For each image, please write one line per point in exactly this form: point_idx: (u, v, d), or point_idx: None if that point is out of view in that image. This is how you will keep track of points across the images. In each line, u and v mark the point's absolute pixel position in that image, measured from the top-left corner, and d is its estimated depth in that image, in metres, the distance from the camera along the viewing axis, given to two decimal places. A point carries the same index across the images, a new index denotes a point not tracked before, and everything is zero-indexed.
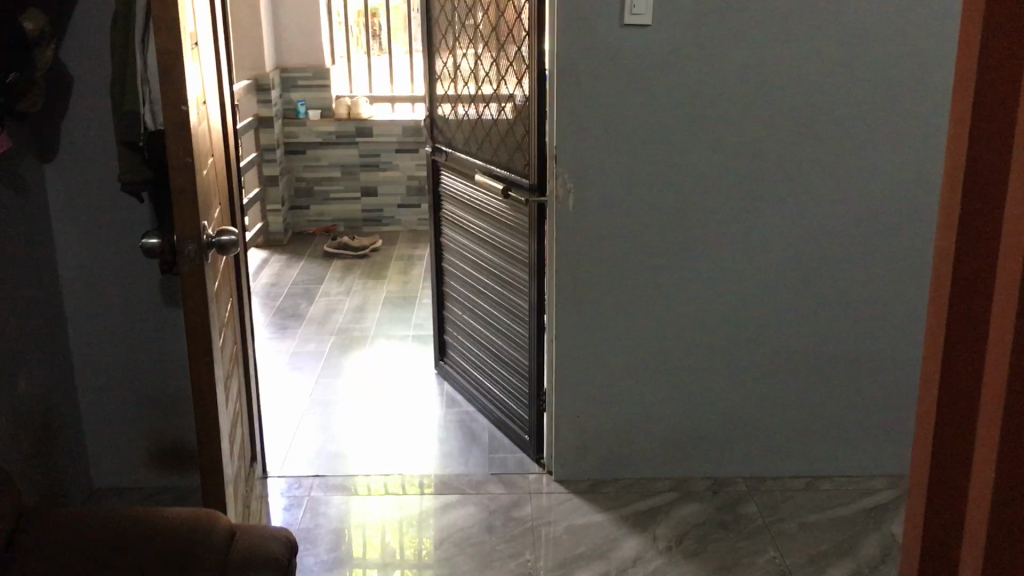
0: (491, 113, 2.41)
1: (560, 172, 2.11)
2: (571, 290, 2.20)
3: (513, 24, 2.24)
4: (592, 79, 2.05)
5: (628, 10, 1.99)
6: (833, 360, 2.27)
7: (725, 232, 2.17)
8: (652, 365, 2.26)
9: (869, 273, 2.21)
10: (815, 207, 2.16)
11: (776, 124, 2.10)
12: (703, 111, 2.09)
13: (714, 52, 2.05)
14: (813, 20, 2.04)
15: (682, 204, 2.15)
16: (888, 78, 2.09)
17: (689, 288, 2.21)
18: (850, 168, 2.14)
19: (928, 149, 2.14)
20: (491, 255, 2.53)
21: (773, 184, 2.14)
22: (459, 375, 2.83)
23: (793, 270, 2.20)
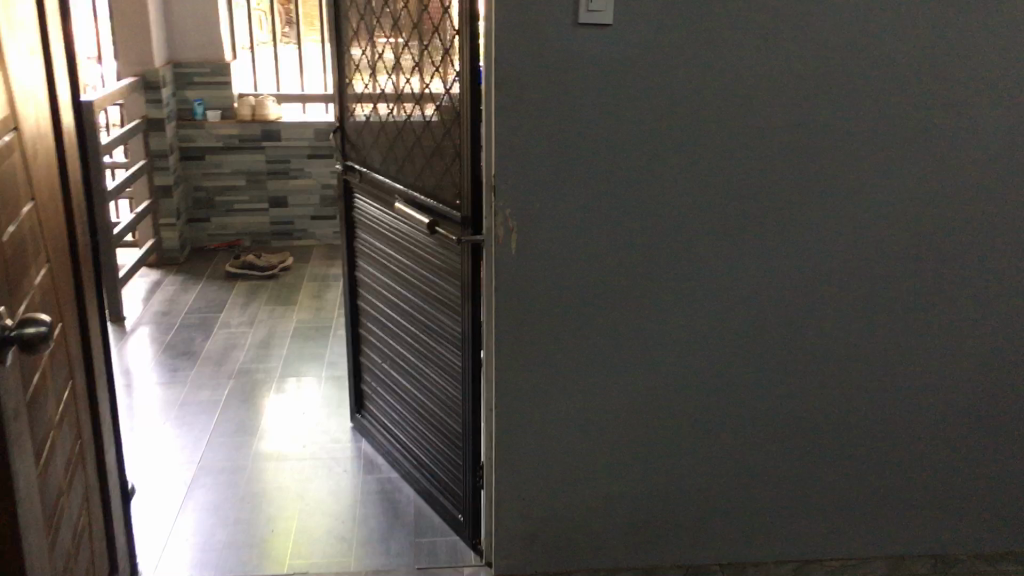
0: (415, 128, 1.98)
1: (500, 207, 1.70)
2: (516, 351, 1.79)
3: (441, 21, 1.82)
4: (540, 91, 1.64)
5: (583, 6, 1.58)
6: (829, 425, 1.91)
7: (704, 280, 1.79)
8: (617, 436, 1.87)
9: (874, 325, 1.85)
10: (812, 248, 1.79)
11: (766, 149, 1.72)
12: (678, 131, 1.69)
13: (693, 58, 1.65)
14: (814, 18, 1.64)
15: (654, 245, 1.75)
16: (903, 91, 1.71)
17: (656, 347, 1.82)
18: (854, 199, 1.77)
19: (947, 176, 1.77)
20: (415, 298, 2.10)
21: (761, 220, 1.76)
22: (379, 433, 2.40)
23: (785, 323, 1.83)
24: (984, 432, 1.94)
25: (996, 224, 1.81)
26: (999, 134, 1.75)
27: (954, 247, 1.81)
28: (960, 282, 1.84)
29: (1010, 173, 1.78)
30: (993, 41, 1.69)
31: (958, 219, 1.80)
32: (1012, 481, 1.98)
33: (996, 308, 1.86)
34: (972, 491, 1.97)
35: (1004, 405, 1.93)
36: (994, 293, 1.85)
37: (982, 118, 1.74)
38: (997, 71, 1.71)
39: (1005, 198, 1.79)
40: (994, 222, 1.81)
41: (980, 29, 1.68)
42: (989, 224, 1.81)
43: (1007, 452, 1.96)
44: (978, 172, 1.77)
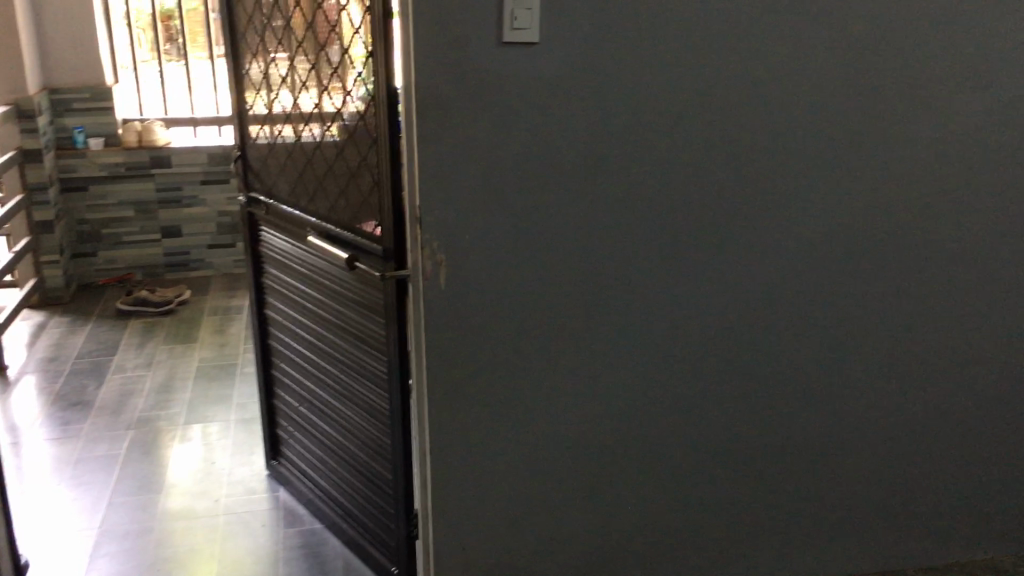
0: (326, 157, 1.85)
1: (427, 242, 1.58)
2: (450, 392, 1.68)
3: (350, 42, 1.69)
4: (466, 115, 1.53)
5: (507, 24, 1.48)
6: (770, 439, 1.88)
7: (645, 306, 1.71)
8: (560, 471, 1.78)
9: (815, 341, 1.82)
10: (752, 267, 1.73)
11: (702, 169, 1.65)
12: (613, 152, 1.61)
13: (625, 75, 1.57)
14: (747, 31, 1.58)
15: (593, 272, 1.67)
16: (836, 105, 1.66)
17: (596, 380, 1.73)
18: (793, 216, 1.71)
19: (884, 188, 1.73)
20: (333, 338, 1.95)
21: (701, 240, 1.69)
22: (298, 481, 2.24)
23: (726, 343, 1.78)
24: (920, 432, 1.95)
25: (933, 234, 1.78)
26: (933, 144, 1.72)
27: (892, 258, 1.79)
28: (897, 292, 1.82)
29: (945, 183, 1.75)
30: (924, 51, 1.65)
31: (896, 230, 1.77)
32: (943, 477, 2.01)
33: (932, 316, 1.85)
34: (901, 496, 2.00)
35: (938, 406, 1.94)
36: (931, 301, 1.84)
37: (916, 128, 1.71)
38: (929, 80, 1.68)
39: (941, 207, 1.77)
40: (930, 232, 1.78)
41: (912, 39, 1.64)
42: (926, 234, 1.78)
43: (940, 450, 1.98)
44: (914, 183, 1.74)
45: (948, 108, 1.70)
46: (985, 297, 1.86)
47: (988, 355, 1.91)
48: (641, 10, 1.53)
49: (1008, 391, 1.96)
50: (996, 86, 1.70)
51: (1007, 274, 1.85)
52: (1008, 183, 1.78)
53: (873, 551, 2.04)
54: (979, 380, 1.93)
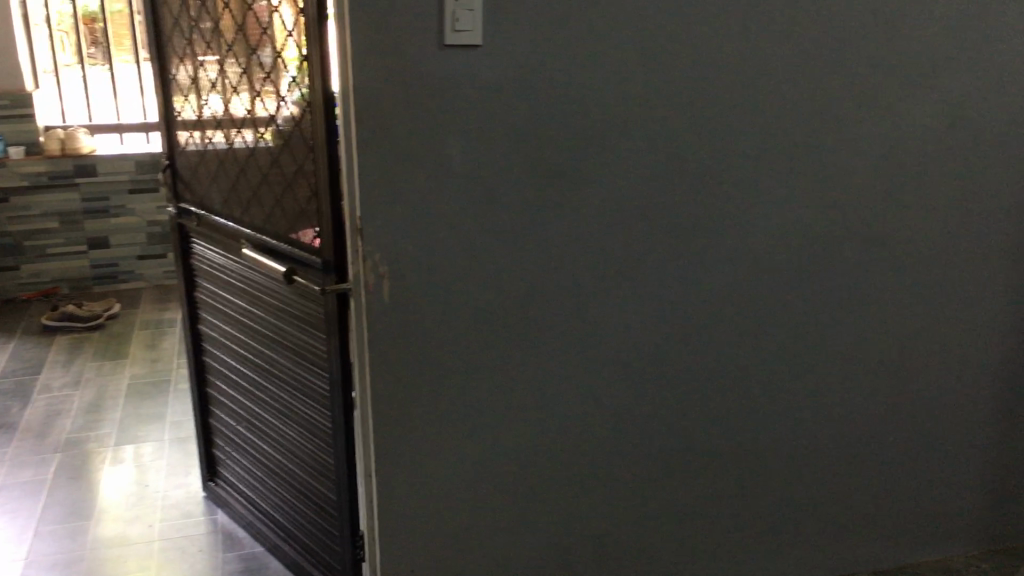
0: (260, 165, 1.77)
1: (368, 253, 1.52)
2: (398, 408, 1.61)
3: (283, 45, 1.62)
4: (409, 120, 1.47)
5: (449, 25, 1.42)
6: (724, 449, 1.85)
7: (596, 313, 1.67)
8: (512, 484, 1.73)
9: (766, 344, 1.80)
10: (704, 272, 1.70)
11: (650, 173, 1.61)
12: (562, 157, 1.56)
13: (572, 77, 1.52)
14: (694, 31, 1.55)
15: (544, 281, 1.62)
16: (783, 107, 1.64)
17: (546, 390, 1.69)
18: (742, 218, 1.70)
19: (831, 187, 1.73)
20: (272, 355, 1.87)
21: (651, 246, 1.66)
22: (236, 502, 2.15)
23: (679, 350, 1.75)
24: (872, 437, 1.94)
25: (880, 233, 1.78)
26: (877, 142, 1.73)
27: (840, 258, 1.78)
28: (847, 293, 1.81)
29: (889, 181, 1.76)
30: (866, 48, 1.66)
31: (844, 229, 1.76)
32: (894, 478, 2.00)
33: (880, 314, 1.85)
34: (851, 496, 2.00)
35: (888, 409, 1.93)
36: (878, 301, 1.84)
37: (859, 129, 1.70)
38: (872, 77, 1.68)
39: (888, 206, 1.77)
40: (878, 231, 1.78)
41: (854, 36, 1.64)
42: (873, 233, 1.78)
43: (890, 451, 1.98)
44: (861, 181, 1.74)
45: (891, 106, 1.71)
46: (931, 295, 1.86)
47: (934, 353, 1.92)
48: (587, 10, 1.49)
49: (954, 389, 1.96)
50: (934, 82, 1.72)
51: (952, 271, 1.86)
52: (949, 178, 1.79)
53: (827, 554, 2.04)
54: (928, 381, 1.93)
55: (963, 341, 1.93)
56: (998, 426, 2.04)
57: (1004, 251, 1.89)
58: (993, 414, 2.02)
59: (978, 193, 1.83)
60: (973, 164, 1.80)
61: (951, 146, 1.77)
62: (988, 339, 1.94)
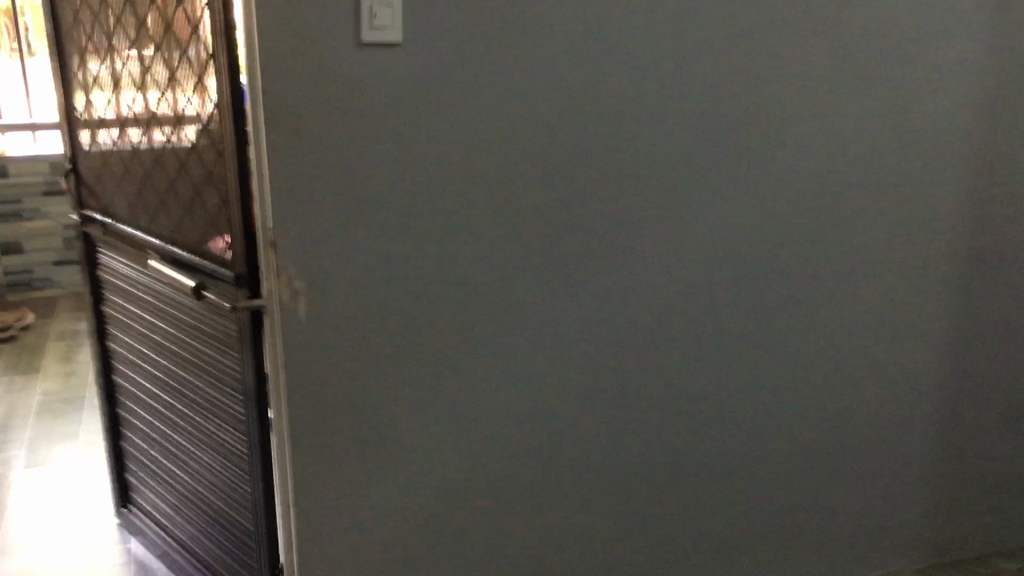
0: (167, 171, 1.64)
1: (284, 269, 1.40)
2: (321, 432, 1.50)
3: (189, 43, 1.49)
4: (327, 123, 1.35)
5: (365, 21, 1.32)
6: (666, 455, 1.80)
7: (533, 322, 1.59)
8: (448, 504, 1.64)
9: (708, 347, 1.75)
10: (643, 274, 1.64)
11: (583, 178, 1.54)
12: (493, 160, 1.47)
13: (502, 76, 1.43)
14: (627, 26, 1.48)
15: (477, 290, 1.53)
16: (716, 109, 1.59)
17: (477, 408, 1.60)
18: (682, 220, 1.64)
19: (772, 185, 1.68)
20: (183, 374, 1.74)
21: (589, 250, 1.58)
22: (151, 531, 2.01)
23: (619, 357, 1.68)
24: (813, 434, 1.92)
25: (819, 228, 1.75)
26: (817, 139, 1.68)
27: (781, 256, 1.74)
28: (788, 292, 1.77)
29: (828, 177, 1.72)
30: (803, 43, 1.61)
31: (785, 228, 1.72)
32: (835, 477, 1.98)
33: (820, 314, 1.82)
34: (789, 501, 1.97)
35: (828, 406, 1.91)
36: (820, 299, 1.80)
37: (793, 131, 1.66)
38: (810, 73, 1.63)
39: (827, 202, 1.74)
40: (817, 227, 1.75)
41: (791, 31, 1.59)
42: (814, 229, 1.75)
43: (833, 449, 1.95)
44: (801, 178, 1.70)
45: (830, 102, 1.67)
46: (871, 290, 1.84)
47: (875, 350, 1.90)
48: (515, 4, 1.41)
49: (894, 384, 1.95)
50: (872, 77, 1.68)
51: (891, 265, 1.84)
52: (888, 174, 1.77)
53: (771, 561, 1.99)
54: (868, 376, 1.91)
55: (902, 335, 1.91)
56: (938, 421, 2.03)
57: (943, 246, 1.87)
58: (933, 410, 2.01)
59: (917, 189, 1.80)
60: (912, 159, 1.77)
61: (889, 143, 1.74)
62: (927, 333, 1.93)
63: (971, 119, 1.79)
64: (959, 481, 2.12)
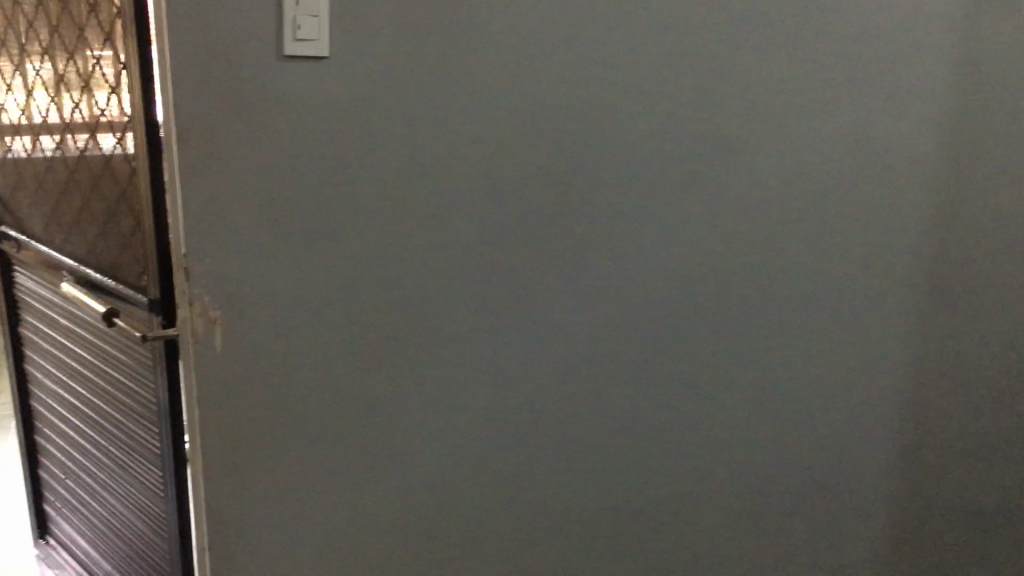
0: (81, 186, 1.53)
1: (197, 296, 1.30)
2: (240, 470, 1.40)
3: (101, 51, 1.39)
4: (245, 140, 1.26)
5: (289, 33, 1.24)
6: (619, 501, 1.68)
7: (472, 353, 1.49)
8: (380, 546, 1.54)
9: (664, 384, 1.64)
10: (593, 304, 1.55)
11: (523, 203, 1.45)
12: (428, 182, 1.38)
13: (438, 92, 1.35)
14: (571, 42, 1.41)
15: (411, 318, 1.44)
16: (668, 131, 1.49)
17: (409, 445, 1.50)
18: (631, 249, 1.54)
19: (730, 213, 1.59)
20: (98, 403, 1.63)
21: (532, 278, 1.49)
22: (67, 567, 1.89)
23: (565, 391, 1.58)
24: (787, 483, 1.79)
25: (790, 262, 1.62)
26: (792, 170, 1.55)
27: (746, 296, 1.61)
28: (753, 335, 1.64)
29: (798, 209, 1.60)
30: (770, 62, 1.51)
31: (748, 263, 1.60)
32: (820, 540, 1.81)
33: (787, 348, 1.71)
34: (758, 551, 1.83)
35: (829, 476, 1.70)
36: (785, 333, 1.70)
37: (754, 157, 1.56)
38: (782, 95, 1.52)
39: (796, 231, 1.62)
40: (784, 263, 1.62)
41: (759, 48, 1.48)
42: (780, 258, 1.65)
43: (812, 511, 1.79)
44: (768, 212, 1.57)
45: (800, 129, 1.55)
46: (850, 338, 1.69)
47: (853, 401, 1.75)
48: (450, 19, 1.33)
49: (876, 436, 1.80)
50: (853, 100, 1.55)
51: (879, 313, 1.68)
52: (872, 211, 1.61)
53: None
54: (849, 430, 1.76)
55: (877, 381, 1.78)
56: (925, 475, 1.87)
57: (920, 279, 1.75)
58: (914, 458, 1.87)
59: (891, 219, 1.69)
60: (884, 187, 1.66)
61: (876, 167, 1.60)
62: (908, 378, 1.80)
63: (954, 144, 1.69)
64: (938, 532, 1.99)
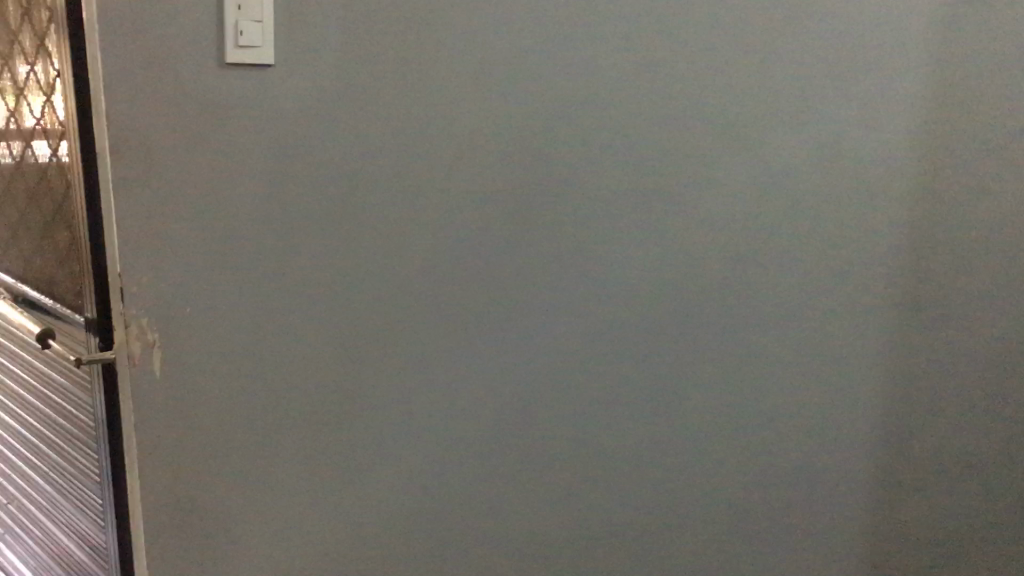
0: (15, 195, 1.45)
1: (134, 323, 1.26)
2: (193, 485, 1.37)
3: (33, 54, 1.31)
4: (191, 149, 1.22)
5: (232, 39, 1.20)
6: (598, 481, 1.72)
7: (440, 352, 1.49)
8: (342, 557, 1.52)
9: (644, 369, 1.68)
10: (561, 305, 1.57)
11: (476, 207, 1.44)
12: (385, 190, 1.36)
13: (391, 97, 1.32)
14: (537, 40, 1.41)
15: (371, 324, 1.42)
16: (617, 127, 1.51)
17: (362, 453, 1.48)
18: (584, 248, 1.55)
19: (709, 202, 1.63)
20: (33, 424, 1.55)
21: (509, 275, 1.51)
22: None
23: (517, 388, 1.58)
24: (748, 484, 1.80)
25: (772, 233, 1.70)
26: (772, 139, 1.64)
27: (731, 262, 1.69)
28: (736, 305, 1.72)
29: (778, 184, 1.67)
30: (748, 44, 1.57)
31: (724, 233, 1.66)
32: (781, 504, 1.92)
33: (733, 338, 1.75)
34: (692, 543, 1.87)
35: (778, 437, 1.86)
36: (741, 319, 1.73)
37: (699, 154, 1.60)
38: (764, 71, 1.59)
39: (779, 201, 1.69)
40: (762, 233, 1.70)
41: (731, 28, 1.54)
42: (741, 249, 1.69)
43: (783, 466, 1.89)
44: (748, 185, 1.65)
45: (779, 104, 1.63)
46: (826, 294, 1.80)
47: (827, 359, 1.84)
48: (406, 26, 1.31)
49: (858, 381, 1.91)
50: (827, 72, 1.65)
51: (857, 268, 1.80)
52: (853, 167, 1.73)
53: None
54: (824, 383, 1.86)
55: (855, 348, 1.88)
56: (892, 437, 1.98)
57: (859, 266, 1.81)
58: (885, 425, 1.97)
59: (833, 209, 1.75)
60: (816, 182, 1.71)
61: (857, 129, 1.71)
62: (892, 335, 1.90)
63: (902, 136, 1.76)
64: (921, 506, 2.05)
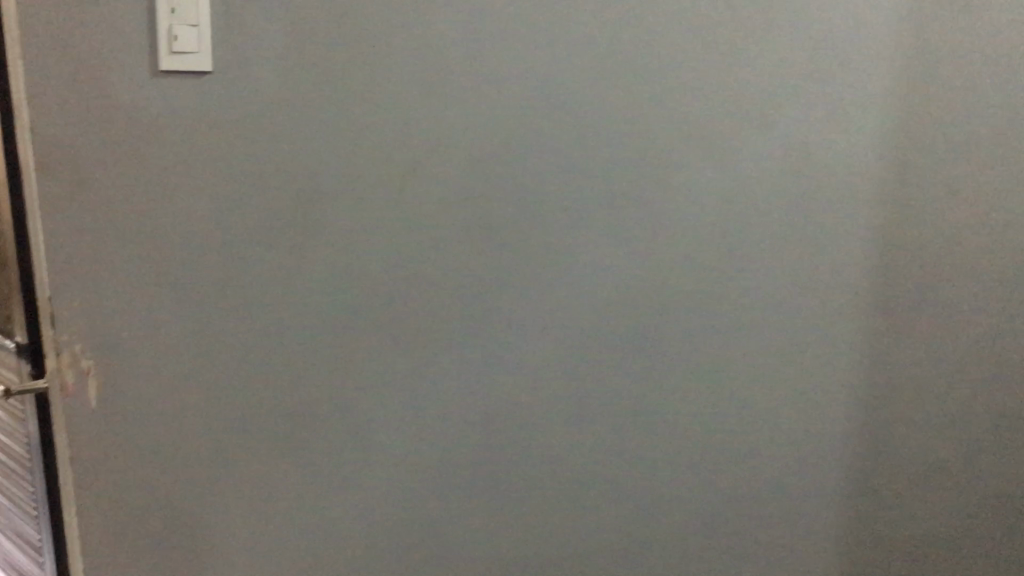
0: None
1: (65, 345, 1.18)
2: (135, 522, 1.28)
3: None
4: (122, 160, 1.14)
5: (166, 45, 1.12)
6: (583, 535, 1.54)
7: (397, 397, 1.36)
8: None
9: (630, 415, 1.50)
10: (520, 337, 1.40)
11: (431, 224, 1.31)
12: (333, 205, 1.25)
13: (338, 107, 1.22)
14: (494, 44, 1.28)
15: (322, 350, 1.31)
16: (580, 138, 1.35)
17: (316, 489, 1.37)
18: (545, 274, 1.39)
19: (686, 223, 1.43)
20: None
21: (464, 304, 1.36)
22: None
23: (478, 426, 1.42)
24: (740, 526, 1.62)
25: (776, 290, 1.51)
26: (766, 184, 1.45)
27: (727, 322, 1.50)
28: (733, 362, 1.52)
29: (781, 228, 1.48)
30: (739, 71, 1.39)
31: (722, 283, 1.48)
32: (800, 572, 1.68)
33: (727, 379, 1.52)
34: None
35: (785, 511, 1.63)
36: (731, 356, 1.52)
37: (676, 169, 1.41)
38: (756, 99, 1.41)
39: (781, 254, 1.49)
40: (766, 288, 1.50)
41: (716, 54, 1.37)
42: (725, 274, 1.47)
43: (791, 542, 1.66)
44: (739, 229, 1.46)
45: (773, 139, 1.43)
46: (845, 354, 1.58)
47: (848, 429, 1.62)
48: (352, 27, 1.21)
49: (882, 457, 1.66)
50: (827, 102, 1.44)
51: (868, 325, 1.58)
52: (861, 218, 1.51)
53: None
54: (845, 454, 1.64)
55: (884, 396, 1.62)
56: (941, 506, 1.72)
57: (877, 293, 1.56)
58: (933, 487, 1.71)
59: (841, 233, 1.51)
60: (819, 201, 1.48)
61: (865, 170, 1.49)
62: (924, 399, 1.65)
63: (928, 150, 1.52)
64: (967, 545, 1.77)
